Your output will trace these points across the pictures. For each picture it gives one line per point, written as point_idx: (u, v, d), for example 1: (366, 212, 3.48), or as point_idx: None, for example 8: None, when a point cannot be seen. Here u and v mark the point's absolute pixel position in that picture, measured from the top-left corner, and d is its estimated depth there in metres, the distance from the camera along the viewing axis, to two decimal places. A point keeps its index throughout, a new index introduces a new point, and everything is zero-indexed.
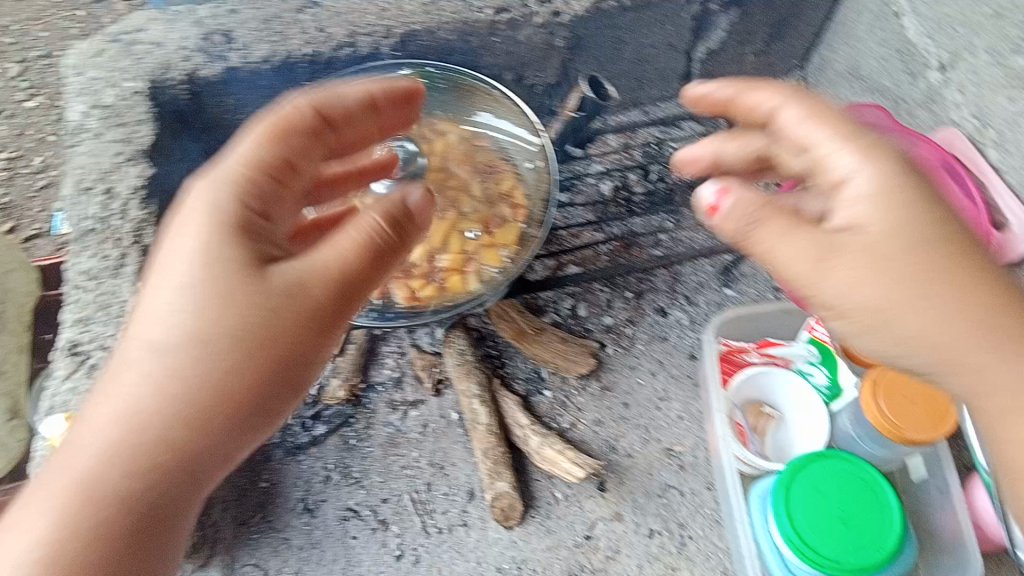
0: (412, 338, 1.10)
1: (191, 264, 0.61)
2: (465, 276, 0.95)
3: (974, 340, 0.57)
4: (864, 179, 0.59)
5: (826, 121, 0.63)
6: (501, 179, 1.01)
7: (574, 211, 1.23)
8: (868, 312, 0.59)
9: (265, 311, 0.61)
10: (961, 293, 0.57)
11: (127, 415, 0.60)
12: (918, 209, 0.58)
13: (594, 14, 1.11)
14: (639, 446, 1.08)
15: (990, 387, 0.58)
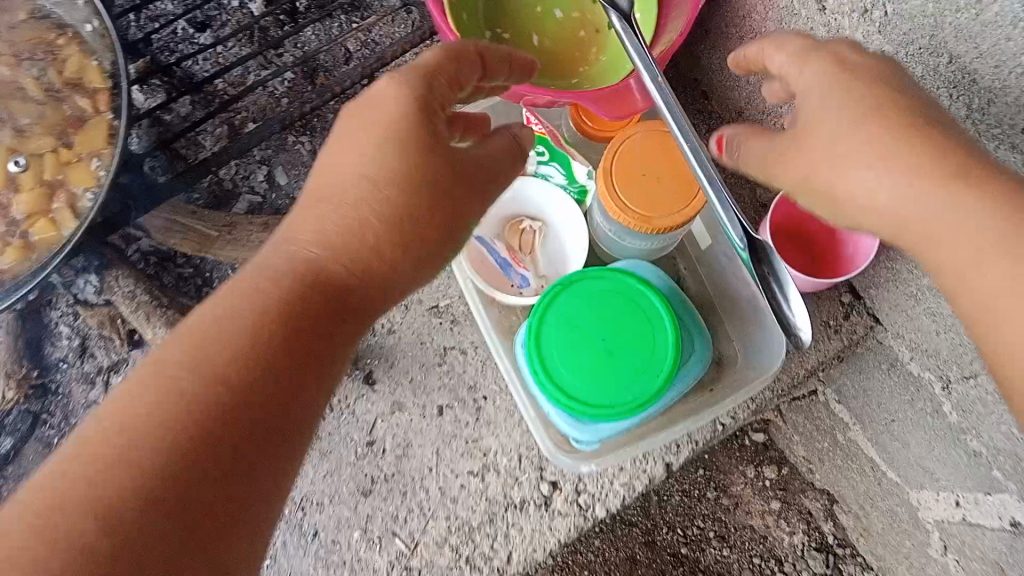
0: (75, 294, 0.86)
1: (385, 152, 0.50)
2: (57, 215, 0.70)
3: (948, 205, 0.42)
4: (807, 78, 0.50)
5: (786, 47, 0.53)
6: (63, 58, 0.72)
7: (226, 52, 0.91)
8: (825, 167, 0.47)
9: (398, 220, 0.50)
10: (946, 177, 0.42)
11: (227, 332, 0.44)
12: (893, 93, 0.47)
13: None
14: (400, 316, 0.89)
15: (974, 287, 0.41)
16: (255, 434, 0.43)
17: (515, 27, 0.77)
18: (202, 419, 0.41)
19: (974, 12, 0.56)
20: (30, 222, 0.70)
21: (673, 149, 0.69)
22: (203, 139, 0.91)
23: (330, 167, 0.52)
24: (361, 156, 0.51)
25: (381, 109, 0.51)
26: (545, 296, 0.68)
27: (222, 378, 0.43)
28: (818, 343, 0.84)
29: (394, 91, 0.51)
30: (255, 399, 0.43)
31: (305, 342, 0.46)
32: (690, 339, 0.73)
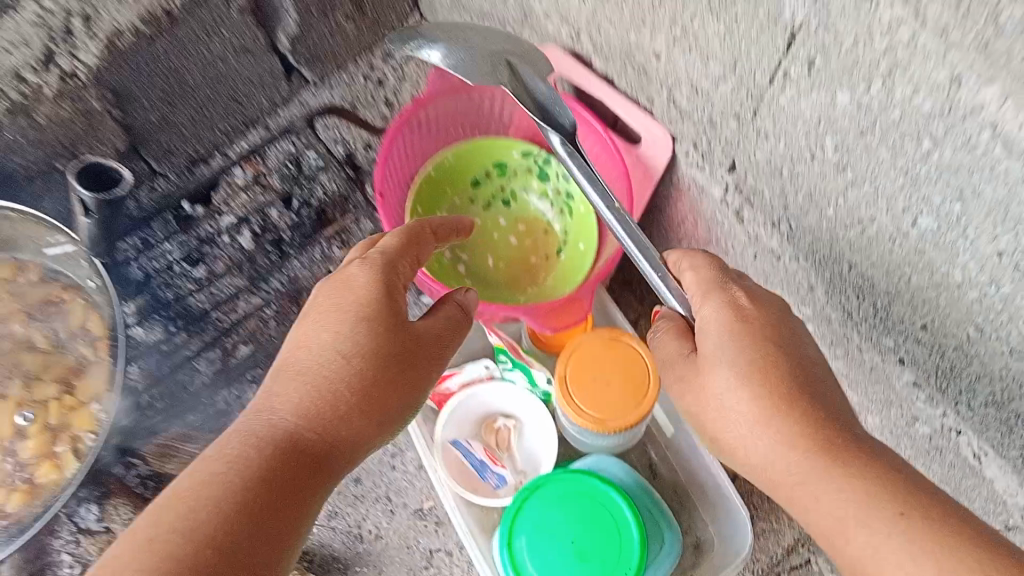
0: (75, 521, 0.88)
1: (348, 333, 0.61)
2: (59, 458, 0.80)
3: (820, 472, 0.53)
4: (705, 314, 0.62)
5: (707, 290, 0.63)
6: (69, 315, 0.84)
7: (218, 284, 0.99)
8: (717, 415, 0.60)
9: (360, 391, 0.60)
10: (812, 447, 0.54)
11: (207, 484, 0.53)
12: (770, 352, 0.59)
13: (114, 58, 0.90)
14: (386, 520, 0.92)
15: (836, 546, 0.51)
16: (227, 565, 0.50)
17: (472, 249, 0.89)
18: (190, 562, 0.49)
19: (859, 232, 0.64)
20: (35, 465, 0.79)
21: (622, 357, 0.76)
22: (198, 365, 0.96)
23: (308, 335, 0.63)
24: (322, 334, 0.62)
25: (348, 301, 0.63)
26: (515, 501, 0.73)
27: (198, 521, 0.51)
28: (791, 519, 0.86)
29: (359, 278, 0.64)
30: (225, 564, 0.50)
31: (273, 492, 0.54)
32: (659, 531, 0.77)
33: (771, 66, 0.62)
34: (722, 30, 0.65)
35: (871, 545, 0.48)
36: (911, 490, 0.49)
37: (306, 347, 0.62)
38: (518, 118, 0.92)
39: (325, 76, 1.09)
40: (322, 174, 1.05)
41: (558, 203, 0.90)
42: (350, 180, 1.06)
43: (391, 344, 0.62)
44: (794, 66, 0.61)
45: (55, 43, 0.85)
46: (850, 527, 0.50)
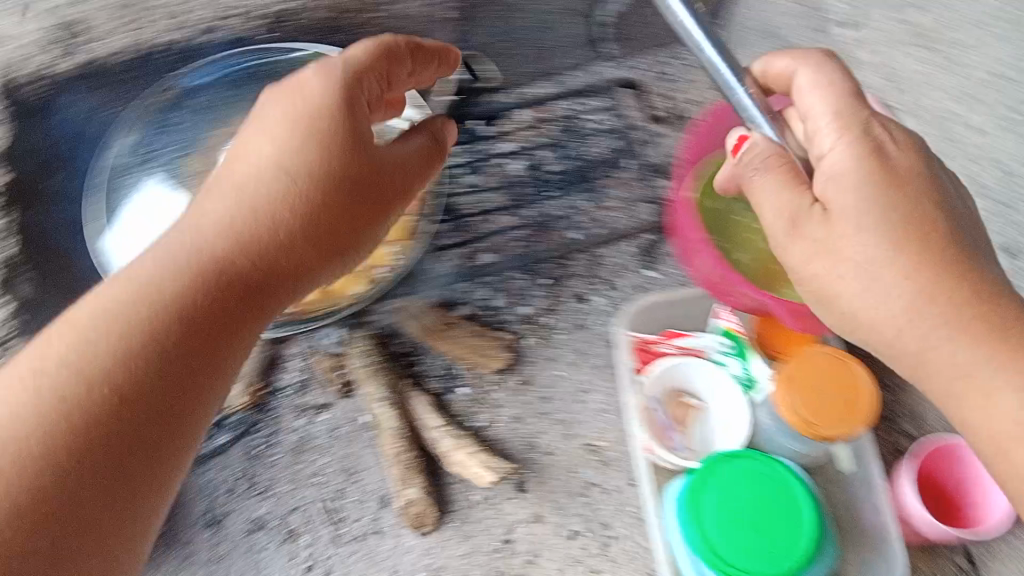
0: (316, 340, 1.05)
1: (291, 137, 0.74)
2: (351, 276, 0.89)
3: (933, 325, 0.74)
4: (835, 158, 0.77)
5: (859, 151, 0.76)
6: None
7: (485, 195, 1.12)
8: (863, 296, 0.75)
9: (303, 204, 0.74)
10: (933, 280, 0.73)
11: (147, 288, 0.68)
12: (900, 193, 0.75)
13: None
14: (560, 442, 1.02)
15: (936, 364, 0.75)
16: (173, 377, 0.67)
17: (735, 240, 0.93)
18: (133, 359, 0.65)
19: None
20: None
21: (846, 375, 0.84)
22: (449, 253, 1.09)
23: (264, 120, 0.76)
24: (272, 149, 0.75)
25: (302, 98, 0.75)
26: (709, 460, 0.82)
27: (172, 320, 0.68)
28: None
29: (313, 84, 0.76)
30: (179, 347, 0.67)
31: (233, 288, 0.71)
32: (829, 547, 0.82)
33: None
34: None
35: (956, 356, 0.74)
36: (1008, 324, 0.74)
37: (269, 138, 0.75)
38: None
39: None
40: (594, 136, 1.14)
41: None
42: (617, 148, 1.14)
43: (354, 177, 0.76)
44: None
45: None
46: (954, 354, 0.74)
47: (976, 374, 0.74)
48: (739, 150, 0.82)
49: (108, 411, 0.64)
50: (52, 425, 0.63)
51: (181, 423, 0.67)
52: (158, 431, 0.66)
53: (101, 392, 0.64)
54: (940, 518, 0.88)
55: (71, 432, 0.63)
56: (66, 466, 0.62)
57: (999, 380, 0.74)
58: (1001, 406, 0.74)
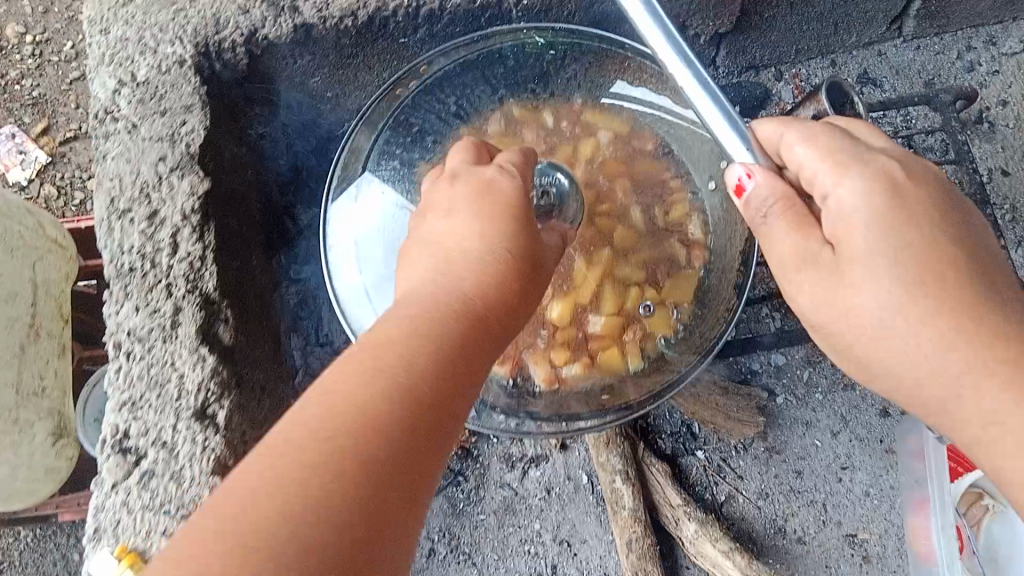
0: None
1: (489, 216, 0.55)
2: (625, 348, 0.71)
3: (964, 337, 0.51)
4: (851, 194, 0.54)
5: (815, 131, 0.57)
6: (670, 202, 0.74)
7: None
8: (872, 327, 0.54)
9: (505, 270, 0.53)
10: (953, 320, 0.51)
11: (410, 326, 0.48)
12: (920, 225, 0.53)
13: None
14: (813, 528, 0.86)
15: (962, 411, 0.52)
16: (415, 448, 0.43)
17: None
18: (379, 410, 0.43)
19: None
20: (599, 344, 0.71)
21: None
22: None
23: (442, 200, 0.57)
24: (473, 221, 0.54)
25: (504, 194, 0.56)
26: None
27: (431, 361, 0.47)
28: None
29: (504, 183, 0.57)
30: (419, 424, 0.44)
31: (460, 355, 0.48)
32: None
33: None
34: None
35: (992, 409, 0.51)
36: None
37: (445, 211, 0.56)
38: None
39: (920, 35, 1.01)
40: None
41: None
42: None
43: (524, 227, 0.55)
44: None
45: None
46: (978, 402, 0.51)
47: (1008, 417, 0.50)
48: (744, 189, 0.56)
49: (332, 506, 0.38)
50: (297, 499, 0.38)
51: (401, 520, 0.41)
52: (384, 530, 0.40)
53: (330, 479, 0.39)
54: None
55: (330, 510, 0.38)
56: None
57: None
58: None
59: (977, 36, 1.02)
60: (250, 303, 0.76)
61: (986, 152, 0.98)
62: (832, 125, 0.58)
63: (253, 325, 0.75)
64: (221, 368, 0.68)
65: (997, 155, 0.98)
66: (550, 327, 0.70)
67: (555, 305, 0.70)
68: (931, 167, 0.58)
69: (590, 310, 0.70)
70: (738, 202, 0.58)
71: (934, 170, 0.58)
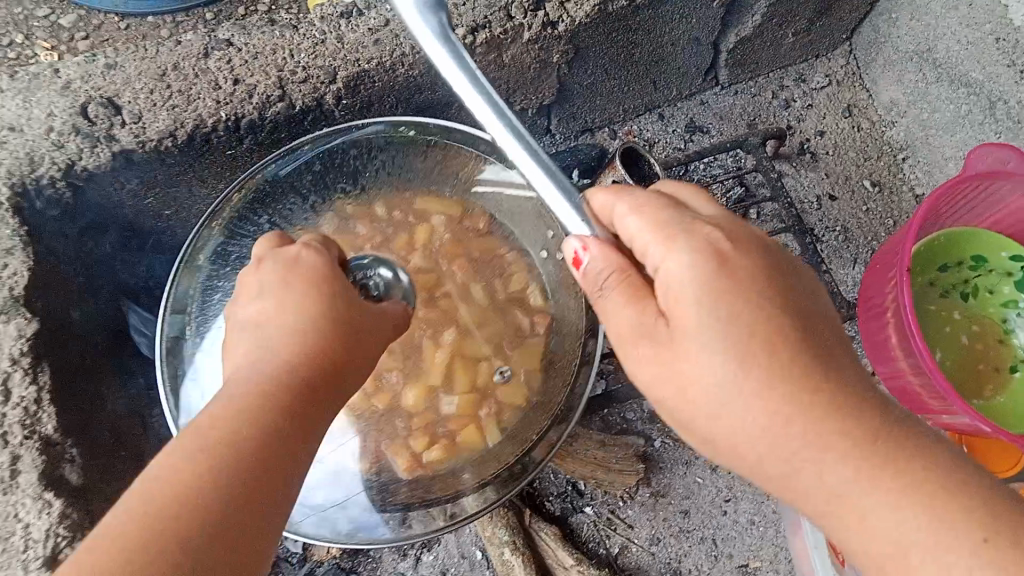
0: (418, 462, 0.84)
1: (304, 292, 0.56)
2: (482, 423, 0.73)
3: (798, 414, 0.48)
4: (681, 265, 0.50)
5: (638, 201, 0.54)
6: (509, 275, 0.77)
7: None
8: (710, 404, 0.50)
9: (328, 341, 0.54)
10: (803, 399, 0.48)
11: (213, 431, 0.49)
12: (749, 297, 0.50)
13: (600, 17, 0.84)
14: (707, 564, 0.88)
15: (808, 491, 0.49)
16: (223, 541, 0.46)
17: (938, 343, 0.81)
18: (177, 521, 0.45)
19: None
20: (457, 425, 0.72)
21: None
22: None
23: (254, 286, 0.58)
24: (292, 307, 0.55)
25: (309, 271, 0.57)
26: None
27: (233, 456, 0.48)
28: None
29: (311, 257, 0.58)
30: (224, 517, 0.46)
31: (266, 451, 0.49)
32: None
33: None
34: None
35: (853, 498, 0.47)
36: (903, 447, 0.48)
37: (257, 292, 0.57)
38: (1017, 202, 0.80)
39: (735, 81, 1.08)
40: (712, 184, 1.02)
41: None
42: (739, 196, 1.02)
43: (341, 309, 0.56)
44: None
45: None
46: (823, 478, 0.48)
47: (858, 501, 0.47)
48: (582, 263, 0.54)
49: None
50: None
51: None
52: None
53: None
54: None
55: None
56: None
57: (935, 553, 0.45)
58: (886, 527, 0.47)
59: (788, 76, 1.10)
60: (96, 440, 0.74)
61: (811, 181, 1.05)
62: (662, 194, 0.56)
63: (100, 462, 0.74)
64: (70, 510, 0.66)
65: (823, 183, 1.05)
66: (406, 412, 0.70)
67: (409, 390, 0.70)
68: (755, 233, 0.55)
69: (443, 393, 0.71)
70: (575, 273, 0.56)
71: (764, 238, 0.55)
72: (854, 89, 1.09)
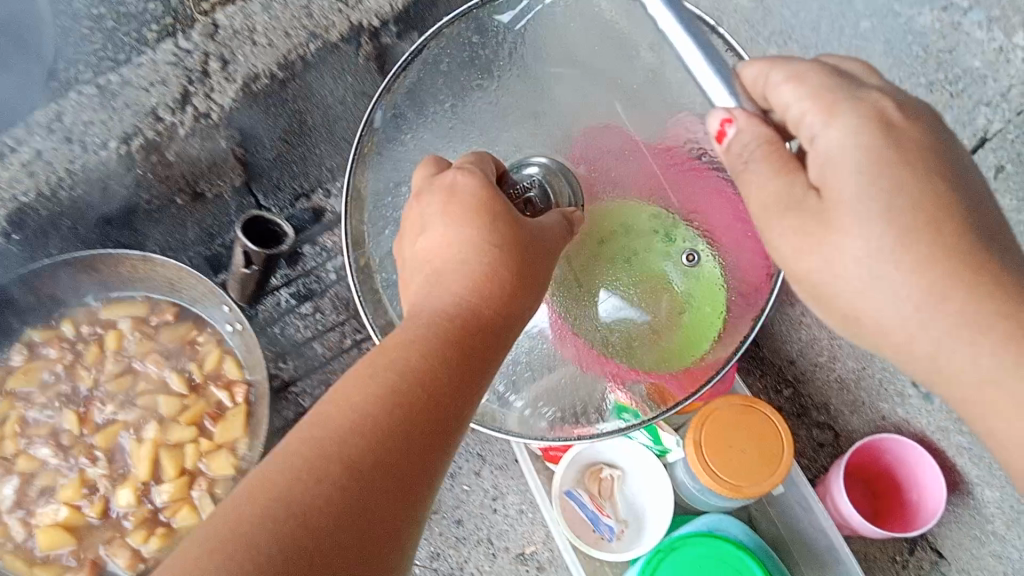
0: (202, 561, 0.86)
1: (470, 229, 0.57)
2: (196, 503, 0.77)
3: (950, 287, 0.51)
4: (833, 140, 0.53)
5: (800, 73, 0.54)
6: (203, 355, 0.83)
7: (323, 316, 1.01)
8: (859, 279, 0.53)
9: (498, 271, 0.56)
10: (951, 264, 0.51)
11: (399, 348, 0.52)
12: (918, 169, 0.52)
13: (247, 100, 0.90)
14: (488, 563, 0.94)
15: (959, 375, 0.53)
16: (405, 459, 0.48)
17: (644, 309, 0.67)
18: (398, 409, 0.49)
19: None
20: (172, 511, 0.77)
21: (753, 422, 0.80)
22: (302, 399, 0.98)
23: (417, 216, 0.60)
24: (451, 227, 0.57)
25: (465, 188, 0.58)
26: (649, 564, 0.78)
27: (422, 371, 0.50)
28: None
29: (470, 183, 0.58)
30: (418, 411, 0.49)
31: (461, 356, 0.52)
32: None
33: None
34: None
35: (979, 368, 0.52)
36: None
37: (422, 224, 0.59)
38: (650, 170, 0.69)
39: None
40: None
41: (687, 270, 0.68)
42: None
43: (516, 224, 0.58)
44: None
45: (192, 87, 0.87)
46: (977, 362, 0.52)
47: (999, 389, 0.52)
48: (726, 136, 0.55)
49: (335, 471, 0.45)
50: (283, 503, 0.43)
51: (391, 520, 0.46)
52: (384, 492, 0.46)
53: (331, 451, 0.46)
54: (876, 523, 0.89)
55: (309, 513, 0.43)
56: (320, 514, 0.44)
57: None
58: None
59: None
60: None
61: None
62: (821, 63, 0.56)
63: None
64: None
65: None
66: (123, 512, 0.76)
67: (121, 490, 0.77)
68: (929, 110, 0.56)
69: (155, 485, 0.78)
70: (717, 147, 0.57)
71: (937, 118, 0.55)
72: None
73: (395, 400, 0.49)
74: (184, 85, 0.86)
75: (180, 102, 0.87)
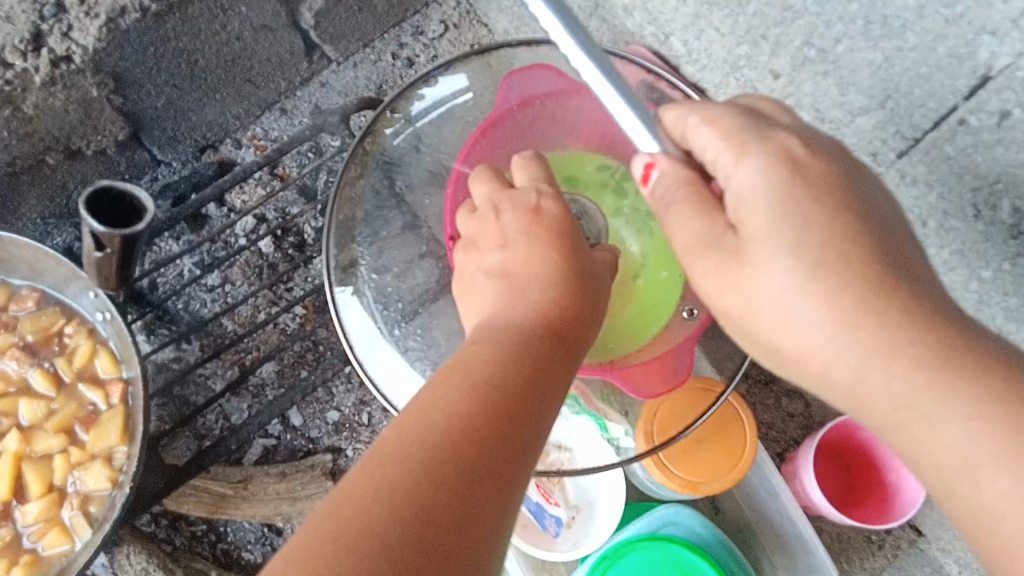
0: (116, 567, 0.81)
1: (545, 248, 0.52)
2: (70, 523, 0.69)
3: (862, 321, 0.43)
4: (745, 179, 0.46)
5: (712, 116, 0.48)
6: (71, 350, 0.73)
7: (235, 285, 0.90)
8: (776, 311, 0.45)
9: (572, 299, 0.50)
10: (854, 300, 0.43)
11: (477, 360, 0.45)
12: (823, 203, 0.45)
13: (115, 40, 0.74)
14: None
15: (871, 401, 0.44)
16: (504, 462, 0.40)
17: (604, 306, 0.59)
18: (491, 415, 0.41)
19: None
20: (38, 534, 0.69)
21: (725, 426, 0.71)
22: (211, 382, 0.87)
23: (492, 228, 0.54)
24: (523, 243, 0.52)
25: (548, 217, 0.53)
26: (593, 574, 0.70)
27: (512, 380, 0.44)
28: (864, 561, 0.83)
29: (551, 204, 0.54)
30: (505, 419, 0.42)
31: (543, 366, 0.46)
32: None
33: (936, 109, 0.56)
34: (877, 59, 0.57)
35: (893, 393, 0.43)
36: (954, 343, 0.43)
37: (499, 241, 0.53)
38: (581, 118, 0.63)
39: (349, 52, 0.97)
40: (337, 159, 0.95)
41: (641, 227, 0.61)
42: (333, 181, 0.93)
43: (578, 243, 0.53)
44: (974, 114, 0.54)
45: (47, 24, 0.70)
46: (888, 385, 0.43)
47: (924, 408, 0.43)
48: (651, 180, 0.49)
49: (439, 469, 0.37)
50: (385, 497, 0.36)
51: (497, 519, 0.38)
52: (506, 465, 0.40)
53: (423, 451, 0.38)
54: (850, 510, 0.80)
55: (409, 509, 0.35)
56: (439, 471, 0.37)
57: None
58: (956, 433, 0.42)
59: (404, 32, 0.99)
60: None
61: None
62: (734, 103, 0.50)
63: None
64: None
65: None
66: None
67: None
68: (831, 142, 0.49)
69: (20, 503, 0.69)
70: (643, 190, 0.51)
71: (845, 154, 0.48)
72: (472, 27, 1.00)
73: (492, 396, 0.42)
74: (35, 24, 0.70)
75: (31, 44, 0.70)
